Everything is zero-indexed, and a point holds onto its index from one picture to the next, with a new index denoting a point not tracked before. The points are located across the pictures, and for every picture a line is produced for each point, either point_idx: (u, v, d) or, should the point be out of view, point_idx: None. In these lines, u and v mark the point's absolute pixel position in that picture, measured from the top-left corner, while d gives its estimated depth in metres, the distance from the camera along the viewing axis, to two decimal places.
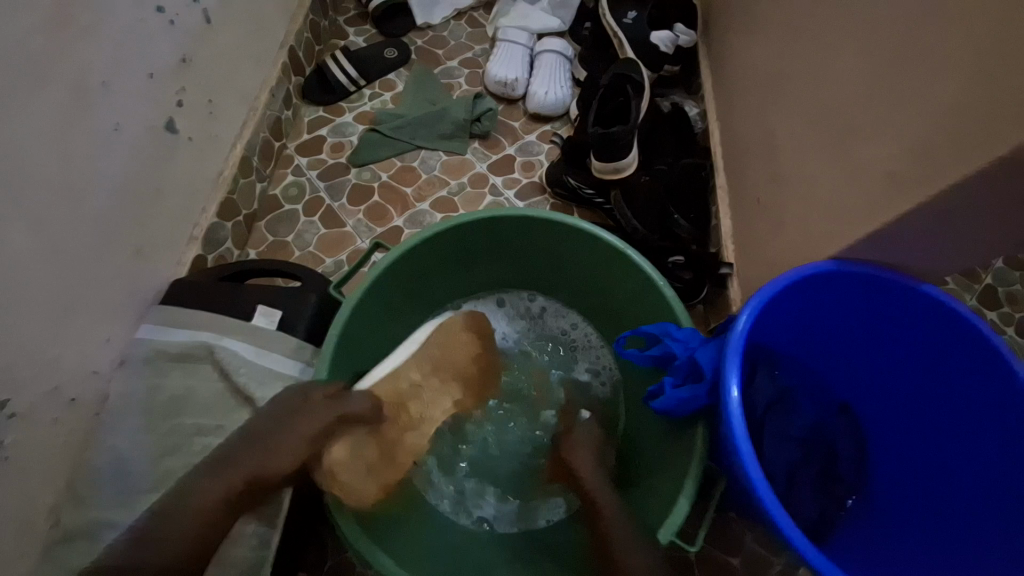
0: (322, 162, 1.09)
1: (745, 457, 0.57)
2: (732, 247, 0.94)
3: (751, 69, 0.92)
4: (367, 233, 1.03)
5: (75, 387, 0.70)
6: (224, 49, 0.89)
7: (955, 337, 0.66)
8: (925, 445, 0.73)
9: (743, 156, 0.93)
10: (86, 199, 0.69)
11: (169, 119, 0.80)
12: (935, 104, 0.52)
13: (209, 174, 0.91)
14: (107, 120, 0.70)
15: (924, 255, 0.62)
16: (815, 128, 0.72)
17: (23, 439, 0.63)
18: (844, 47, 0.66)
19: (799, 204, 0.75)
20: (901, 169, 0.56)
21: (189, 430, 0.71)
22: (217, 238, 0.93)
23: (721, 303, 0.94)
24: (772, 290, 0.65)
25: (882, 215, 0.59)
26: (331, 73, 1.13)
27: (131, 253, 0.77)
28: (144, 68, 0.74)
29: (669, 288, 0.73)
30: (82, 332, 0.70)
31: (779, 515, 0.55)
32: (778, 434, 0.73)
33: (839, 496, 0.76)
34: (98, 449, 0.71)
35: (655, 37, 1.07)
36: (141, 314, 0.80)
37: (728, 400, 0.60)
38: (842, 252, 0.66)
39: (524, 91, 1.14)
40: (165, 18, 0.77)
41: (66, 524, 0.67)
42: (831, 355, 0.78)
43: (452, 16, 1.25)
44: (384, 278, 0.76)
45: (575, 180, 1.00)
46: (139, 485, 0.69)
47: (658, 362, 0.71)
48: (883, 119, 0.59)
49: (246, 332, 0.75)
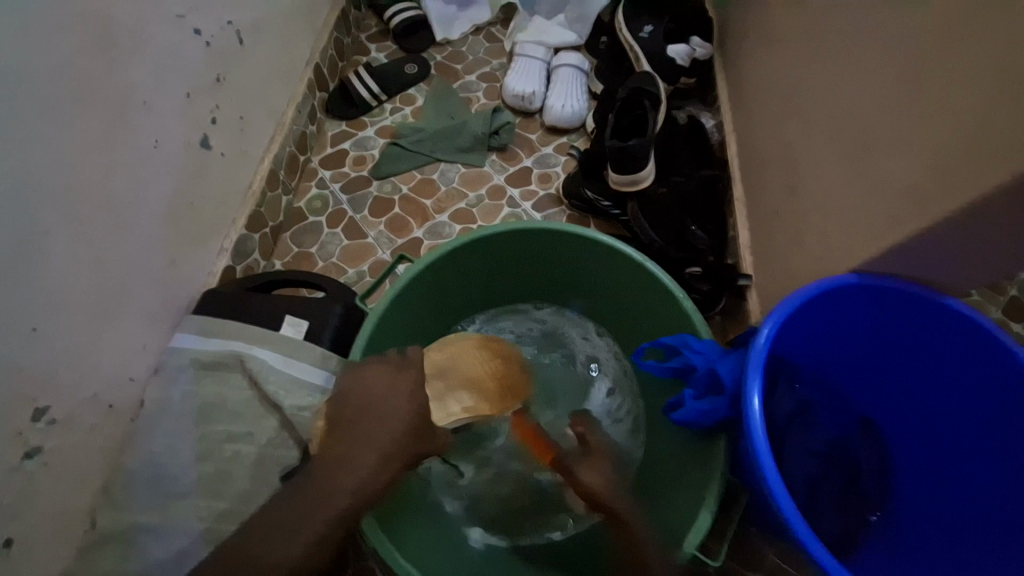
0: (345, 175, 1.12)
1: (767, 470, 0.57)
2: (750, 258, 0.94)
3: (769, 81, 0.93)
4: (388, 244, 1.05)
5: (112, 394, 0.73)
6: (255, 67, 0.93)
7: (980, 351, 0.65)
8: (955, 462, 0.71)
9: (761, 168, 0.93)
10: (125, 213, 0.72)
11: (204, 136, 0.84)
12: (957, 120, 0.52)
13: (238, 189, 0.94)
14: (147, 137, 0.74)
15: (947, 269, 0.61)
16: (835, 141, 0.72)
17: (63, 444, 0.66)
18: (865, 62, 0.66)
19: (818, 217, 0.75)
20: (924, 182, 0.56)
21: (219, 436, 0.73)
22: (245, 250, 0.96)
23: (739, 315, 0.95)
24: (792, 303, 0.66)
25: (906, 229, 0.59)
26: (353, 89, 1.16)
27: (166, 265, 0.80)
28: (182, 88, 0.78)
29: (688, 300, 0.73)
30: (119, 341, 0.73)
31: (801, 528, 0.55)
32: (799, 448, 0.72)
33: (861, 512, 0.75)
34: (133, 453, 0.73)
35: (671, 51, 1.08)
36: (174, 323, 0.83)
37: (749, 412, 0.60)
38: (863, 265, 0.66)
39: (541, 104, 1.16)
40: (201, 40, 0.80)
41: (101, 525, 0.70)
42: (852, 368, 0.77)
43: (470, 31, 1.28)
44: (407, 291, 0.78)
45: (593, 193, 1.02)
46: (171, 490, 0.71)
47: (678, 374, 0.71)
48: (904, 134, 0.59)
49: (275, 342, 0.78)
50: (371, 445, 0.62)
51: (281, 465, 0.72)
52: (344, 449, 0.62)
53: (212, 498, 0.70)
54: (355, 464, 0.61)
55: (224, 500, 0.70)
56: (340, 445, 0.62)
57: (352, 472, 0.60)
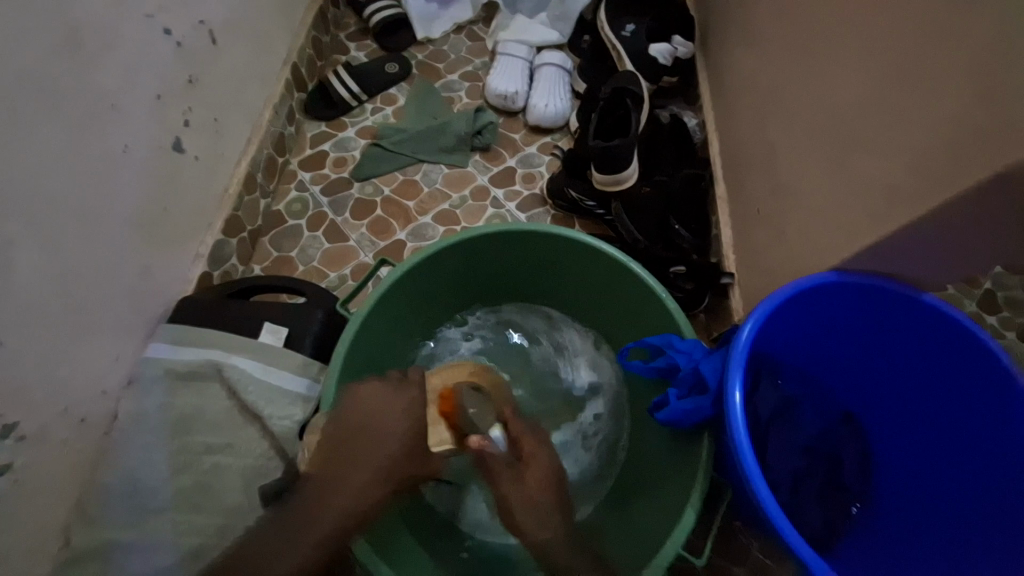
0: (325, 177, 1.10)
1: (750, 468, 0.57)
2: (733, 256, 0.94)
3: (750, 80, 0.93)
4: (370, 247, 1.04)
5: (84, 407, 0.70)
6: (230, 67, 0.91)
7: (956, 345, 0.66)
8: (934, 454, 0.72)
9: (743, 167, 0.94)
10: (94, 219, 0.69)
11: (177, 139, 0.81)
12: (933, 119, 0.52)
13: (214, 192, 0.92)
14: (116, 141, 0.71)
15: (923, 266, 0.62)
16: (815, 140, 0.72)
17: (34, 461, 0.64)
18: (844, 61, 0.67)
19: (798, 216, 0.76)
20: (901, 181, 0.57)
21: (198, 448, 0.72)
22: (222, 255, 0.94)
23: (723, 313, 0.95)
24: (774, 302, 0.66)
25: (884, 228, 0.60)
26: (333, 89, 1.14)
27: (140, 272, 0.78)
28: (153, 90, 0.76)
29: (672, 300, 0.73)
30: (91, 353, 0.71)
31: (784, 525, 0.55)
32: (782, 444, 0.73)
33: (844, 506, 0.76)
34: (108, 468, 0.71)
35: (653, 50, 1.08)
36: (150, 332, 0.80)
37: (732, 411, 0.60)
38: (843, 263, 0.66)
39: (524, 104, 1.15)
40: (172, 39, 0.78)
41: (77, 543, 0.67)
42: (834, 364, 0.78)
43: (452, 30, 1.26)
44: (390, 294, 0.77)
45: (576, 193, 1.02)
46: (149, 505, 0.69)
47: (662, 374, 0.71)
48: (882, 133, 0.60)
49: (254, 350, 0.76)
50: (361, 470, 0.62)
51: (263, 476, 0.71)
52: (333, 475, 0.61)
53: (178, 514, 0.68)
54: (346, 483, 0.61)
55: (204, 514, 0.68)
56: (331, 470, 0.61)
57: (345, 499, 0.60)
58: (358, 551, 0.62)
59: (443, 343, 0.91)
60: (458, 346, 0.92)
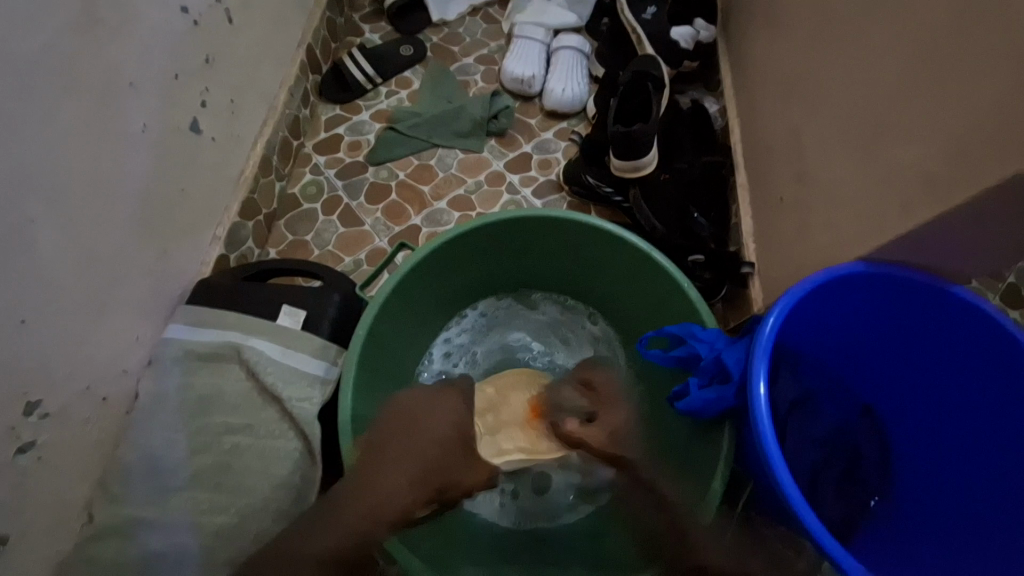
0: (340, 161, 1.09)
1: (773, 457, 0.57)
2: (753, 245, 0.93)
3: (775, 65, 0.91)
4: (385, 232, 1.03)
5: (106, 387, 0.71)
6: (245, 48, 0.90)
7: (985, 340, 0.65)
8: (953, 448, 0.72)
9: (765, 155, 0.92)
10: (114, 200, 0.69)
11: (193, 120, 0.81)
12: (972, 105, 0.51)
13: (230, 175, 0.92)
14: (134, 121, 0.71)
15: (955, 256, 0.61)
16: (843, 126, 0.70)
17: (57, 438, 0.65)
18: (876, 43, 0.64)
19: (824, 205, 0.74)
20: (936, 168, 0.55)
21: (217, 428, 0.72)
22: (238, 238, 0.94)
23: (740, 302, 0.94)
24: (799, 292, 0.65)
25: (915, 218, 0.58)
26: (347, 71, 1.13)
27: (158, 253, 0.78)
28: (170, 69, 0.75)
29: (694, 290, 0.72)
30: (112, 333, 0.71)
31: (807, 513, 0.55)
32: (801, 436, 0.72)
33: (862, 498, 0.75)
34: (129, 447, 0.72)
35: (675, 33, 1.06)
36: (168, 314, 0.81)
37: (755, 400, 0.60)
38: (871, 253, 0.65)
39: (541, 88, 1.13)
40: (189, 18, 0.77)
41: (100, 519, 0.69)
42: (855, 357, 0.77)
43: (467, 12, 1.24)
44: (408, 278, 0.77)
45: (594, 179, 1.00)
46: (169, 484, 0.70)
47: (682, 363, 0.70)
48: (918, 120, 0.58)
49: (272, 333, 0.76)
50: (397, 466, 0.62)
51: (279, 458, 0.71)
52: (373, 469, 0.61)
53: (202, 493, 0.69)
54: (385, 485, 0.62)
55: (224, 494, 0.69)
56: (375, 464, 0.62)
57: (380, 495, 0.60)
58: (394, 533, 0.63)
59: (463, 325, 0.92)
60: (488, 332, 0.93)
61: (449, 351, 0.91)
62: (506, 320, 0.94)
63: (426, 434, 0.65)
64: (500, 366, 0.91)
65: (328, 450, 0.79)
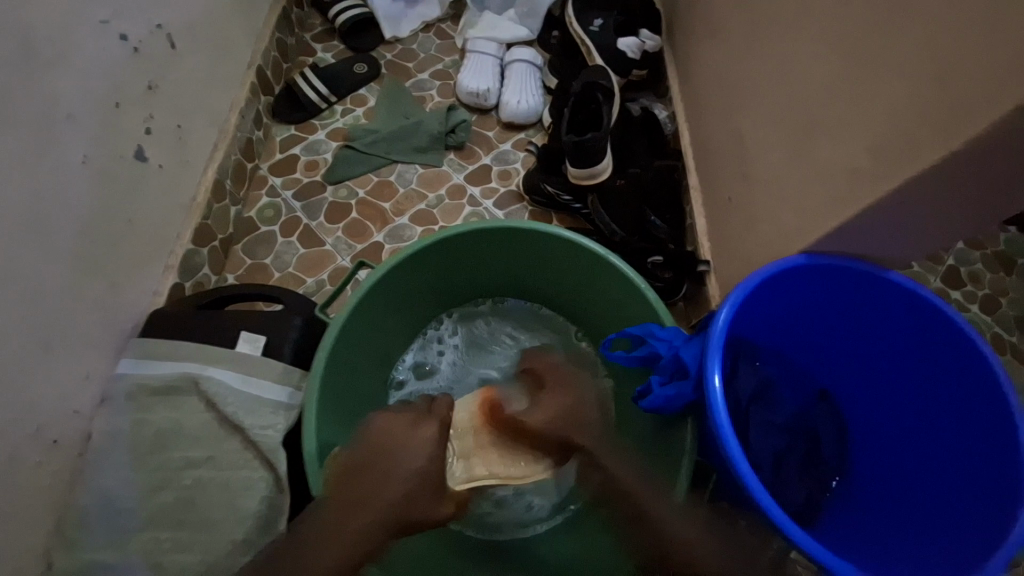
0: (297, 181, 1.08)
1: (732, 448, 0.59)
2: (707, 244, 0.96)
3: (716, 72, 0.95)
4: (347, 251, 1.02)
5: (56, 429, 0.68)
6: (191, 72, 0.88)
7: (923, 320, 0.69)
8: (902, 425, 0.76)
9: (712, 157, 0.96)
10: (55, 234, 0.67)
11: (139, 147, 0.79)
12: (891, 102, 0.55)
13: (182, 202, 0.90)
14: (75, 152, 0.68)
15: (889, 246, 0.65)
16: (779, 128, 0.74)
17: (5, 486, 0.61)
18: (805, 49, 0.69)
19: (768, 202, 0.78)
20: (863, 164, 0.59)
21: (177, 463, 0.70)
22: (194, 265, 0.92)
23: (700, 299, 0.97)
24: (749, 286, 0.68)
25: (846, 211, 0.62)
26: (301, 91, 1.12)
27: (107, 286, 0.75)
28: (112, 97, 0.73)
29: (650, 290, 0.74)
30: (60, 371, 0.68)
31: (766, 500, 0.57)
32: (762, 424, 0.75)
33: (824, 480, 0.78)
34: (83, 490, 0.69)
35: (622, 44, 1.10)
36: (120, 348, 0.78)
37: (712, 394, 0.61)
38: (812, 246, 0.68)
39: (496, 101, 1.15)
40: (129, 45, 0.75)
41: (56, 569, 0.65)
42: (809, 344, 0.81)
43: (420, 28, 1.25)
44: (369, 297, 0.76)
45: (553, 187, 1.02)
46: (127, 525, 0.67)
47: (644, 363, 0.72)
48: (843, 119, 0.62)
49: (231, 360, 0.74)
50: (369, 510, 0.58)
51: (248, 489, 0.69)
52: (343, 513, 0.58)
53: (163, 532, 0.67)
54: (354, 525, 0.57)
55: (188, 530, 0.67)
56: (346, 502, 0.58)
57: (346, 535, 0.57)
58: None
59: (443, 326, 0.93)
60: (467, 334, 0.93)
61: (444, 348, 0.92)
62: (494, 324, 0.94)
63: (393, 471, 0.60)
64: (471, 370, 0.91)
65: (297, 476, 0.77)
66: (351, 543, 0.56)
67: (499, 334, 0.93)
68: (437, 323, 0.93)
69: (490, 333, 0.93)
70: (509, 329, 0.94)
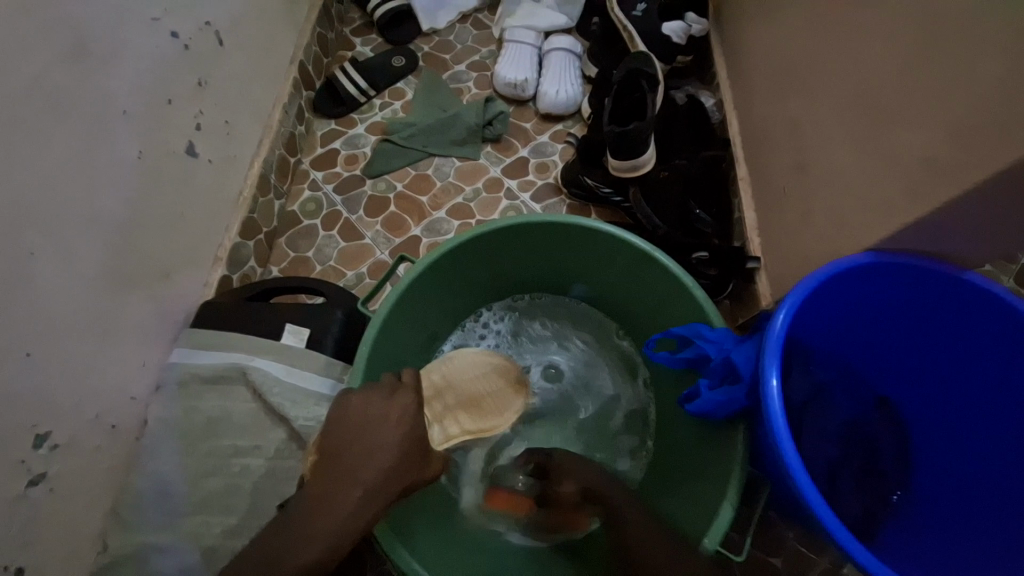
0: (337, 175, 1.09)
1: (790, 459, 0.56)
2: (757, 239, 0.92)
3: (769, 56, 0.90)
4: (386, 244, 1.03)
5: (114, 414, 0.71)
6: (236, 68, 0.90)
7: (1005, 327, 0.63)
8: (974, 438, 0.70)
9: (764, 146, 0.91)
10: (112, 227, 0.69)
11: (189, 143, 0.81)
12: (976, 84, 0.49)
13: (229, 196, 0.92)
14: (129, 148, 0.71)
15: (969, 243, 0.60)
16: (843, 115, 0.69)
17: (68, 468, 0.65)
18: (873, 29, 0.63)
19: (828, 194, 0.73)
20: (941, 153, 0.54)
21: (225, 451, 0.72)
22: (240, 258, 0.94)
23: (748, 297, 0.93)
24: (808, 287, 0.63)
25: (920, 204, 0.57)
26: (340, 86, 1.13)
27: (159, 278, 0.78)
28: (164, 94, 0.75)
29: (699, 289, 0.71)
30: (118, 360, 0.72)
31: (827, 516, 0.54)
32: (818, 432, 0.70)
33: (883, 493, 0.73)
34: (140, 474, 0.72)
35: (667, 29, 1.05)
36: (173, 338, 0.81)
37: (767, 400, 0.58)
38: (878, 243, 0.64)
39: (534, 91, 1.13)
40: (179, 42, 0.77)
41: (114, 547, 0.69)
42: (869, 348, 0.75)
43: (457, 19, 1.24)
44: (409, 292, 0.76)
45: (592, 180, 1.00)
46: (180, 509, 0.70)
47: (691, 365, 0.69)
48: (918, 104, 0.56)
49: (276, 352, 0.76)
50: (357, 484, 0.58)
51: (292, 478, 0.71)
52: (330, 487, 0.57)
53: (211, 517, 0.69)
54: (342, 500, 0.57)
55: (235, 516, 0.69)
56: (328, 480, 0.58)
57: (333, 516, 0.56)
58: (381, 539, 0.63)
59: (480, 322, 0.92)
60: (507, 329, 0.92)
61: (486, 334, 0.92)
62: (536, 320, 0.92)
63: (374, 447, 0.60)
64: None
65: None
66: (346, 516, 0.56)
67: (540, 333, 0.92)
68: (477, 312, 0.92)
69: (530, 330, 0.92)
70: (551, 328, 0.92)
